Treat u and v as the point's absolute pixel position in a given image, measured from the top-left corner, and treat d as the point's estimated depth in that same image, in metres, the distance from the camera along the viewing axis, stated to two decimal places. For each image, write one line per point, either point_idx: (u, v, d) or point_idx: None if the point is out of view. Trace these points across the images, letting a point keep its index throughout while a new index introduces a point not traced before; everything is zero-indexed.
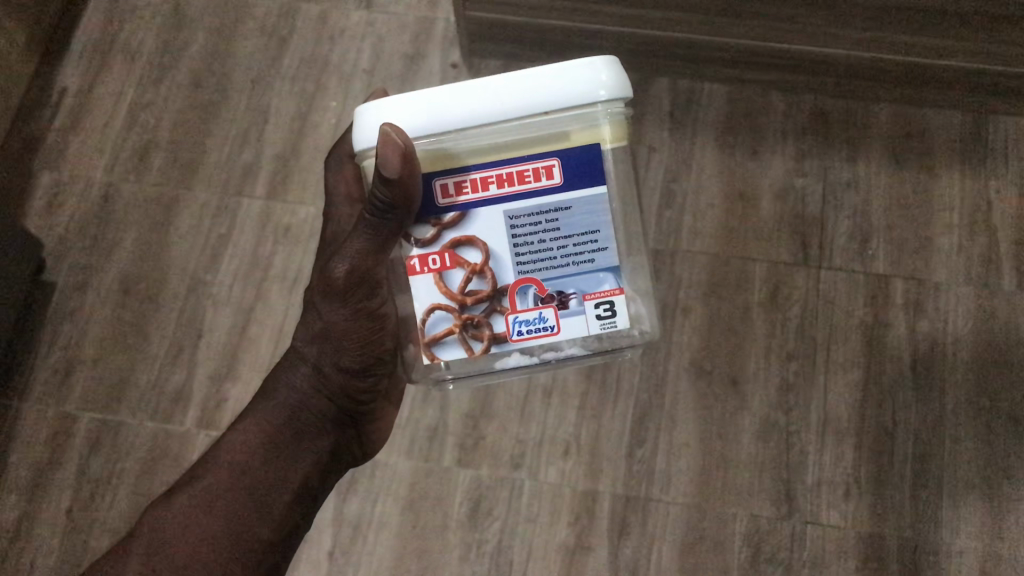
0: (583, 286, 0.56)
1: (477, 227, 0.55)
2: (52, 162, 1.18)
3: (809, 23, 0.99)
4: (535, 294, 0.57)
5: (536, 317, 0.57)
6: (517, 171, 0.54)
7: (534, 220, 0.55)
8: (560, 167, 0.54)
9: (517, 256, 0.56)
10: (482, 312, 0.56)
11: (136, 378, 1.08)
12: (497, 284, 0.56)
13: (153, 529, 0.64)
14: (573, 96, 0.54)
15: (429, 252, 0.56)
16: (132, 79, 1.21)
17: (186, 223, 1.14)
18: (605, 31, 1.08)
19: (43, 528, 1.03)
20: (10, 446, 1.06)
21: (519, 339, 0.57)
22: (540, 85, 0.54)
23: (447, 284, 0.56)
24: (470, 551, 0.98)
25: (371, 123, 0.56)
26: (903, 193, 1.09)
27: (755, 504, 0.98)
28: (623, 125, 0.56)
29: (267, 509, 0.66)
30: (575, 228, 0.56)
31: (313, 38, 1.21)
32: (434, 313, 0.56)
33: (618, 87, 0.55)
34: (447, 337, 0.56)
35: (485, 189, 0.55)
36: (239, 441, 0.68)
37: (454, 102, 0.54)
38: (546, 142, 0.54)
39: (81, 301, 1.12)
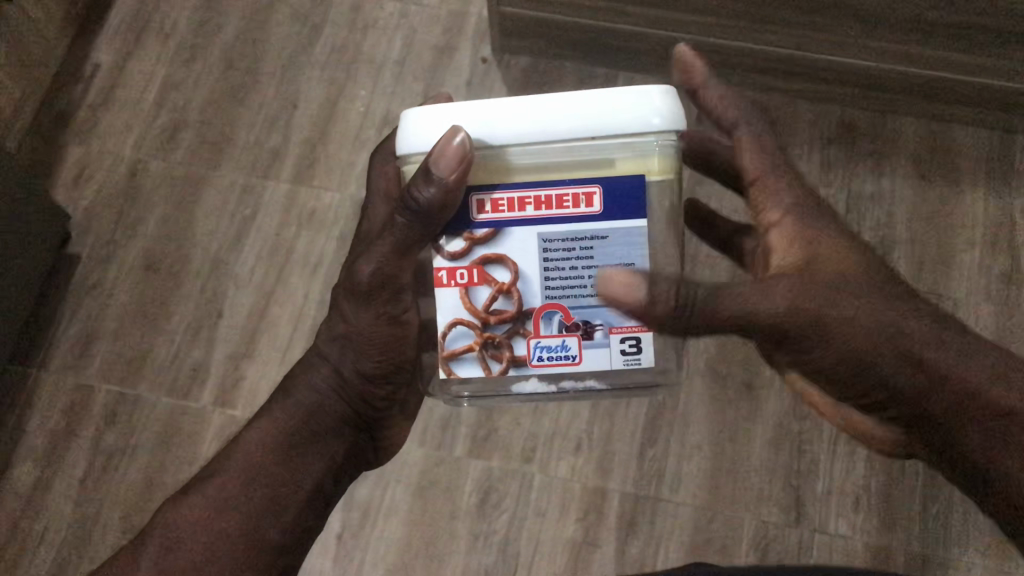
0: (610, 319, 0.57)
1: (510, 245, 0.56)
2: (82, 135, 1.19)
3: (842, 33, 1.01)
4: (560, 320, 0.57)
5: (559, 344, 0.57)
6: (556, 195, 0.55)
7: (568, 246, 0.56)
8: (600, 195, 0.55)
9: (547, 280, 0.56)
10: (504, 332, 0.57)
11: (154, 353, 1.09)
12: (523, 306, 0.57)
13: (167, 524, 0.63)
14: (624, 124, 0.55)
15: (459, 266, 0.57)
16: (164, 58, 1.22)
17: (211, 203, 1.15)
18: (635, 31, 1.09)
19: (55, 496, 1.04)
20: (28, 412, 1.08)
21: (538, 364, 0.58)
22: (595, 110, 0.55)
23: (472, 301, 0.57)
24: (477, 541, 0.98)
25: (426, 128, 0.57)
26: (927, 208, 1.11)
27: (763, 509, 0.98)
28: (672, 158, 0.56)
29: (278, 510, 0.64)
30: (608, 259, 0.56)
31: (346, 26, 1.22)
32: (455, 328, 0.58)
33: (671, 120, 0.55)
34: (466, 353, 0.58)
35: (522, 209, 0.56)
36: (256, 439, 0.66)
37: (506, 119, 0.55)
38: (590, 168, 0.55)
39: (104, 274, 1.13)
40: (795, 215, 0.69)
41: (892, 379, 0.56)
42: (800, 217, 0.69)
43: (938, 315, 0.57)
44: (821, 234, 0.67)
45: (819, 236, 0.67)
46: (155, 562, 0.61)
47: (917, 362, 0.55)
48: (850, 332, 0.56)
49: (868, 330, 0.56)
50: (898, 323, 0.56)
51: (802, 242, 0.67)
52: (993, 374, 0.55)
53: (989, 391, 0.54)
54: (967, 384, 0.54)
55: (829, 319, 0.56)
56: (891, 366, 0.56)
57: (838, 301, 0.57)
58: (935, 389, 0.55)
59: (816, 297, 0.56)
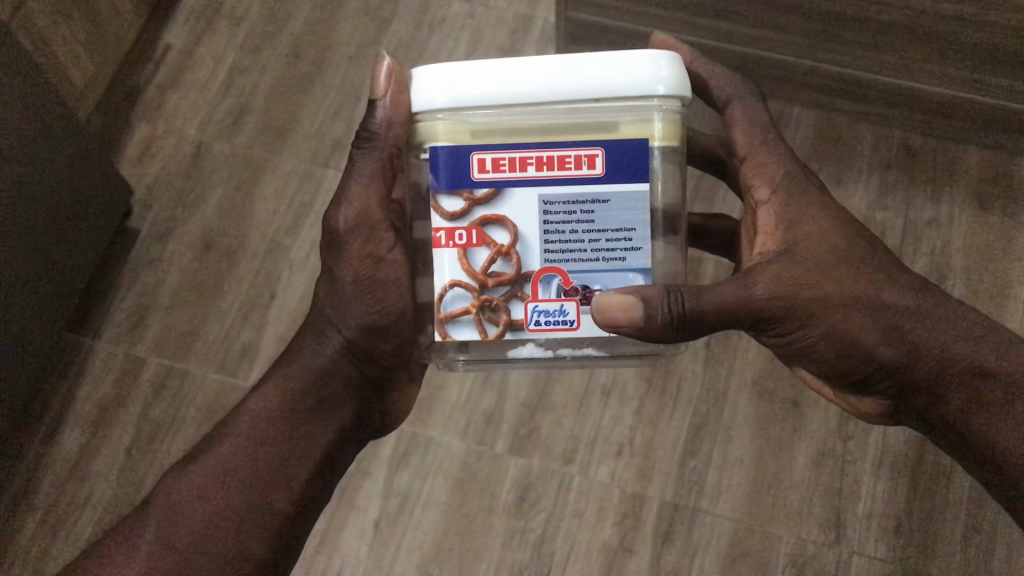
0: (610, 283, 0.53)
1: (509, 207, 0.52)
2: (150, 116, 1.22)
3: (910, 58, 1.01)
4: (559, 284, 0.53)
5: (557, 309, 0.53)
6: (557, 156, 0.51)
7: (569, 209, 0.52)
8: (603, 157, 0.51)
9: (547, 244, 0.52)
10: (501, 296, 0.53)
11: (205, 331, 1.11)
12: (522, 268, 0.53)
13: (168, 494, 0.62)
14: (629, 87, 0.51)
15: (456, 226, 0.52)
16: (233, 44, 1.24)
17: (271, 187, 1.16)
18: (701, 44, 1.10)
19: (101, 464, 1.06)
20: (80, 381, 1.10)
21: (535, 329, 0.54)
22: (597, 71, 0.50)
23: (470, 262, 0.53)
24: (513, 538, 0.98)
25: (424, 87, 0.53)
26: (983, 238, 1.11)
27: (802, 526, 0.97)
28: (676, 125, 0.52)
29: (281, 482, 0.63)
30: (610, 223, 0.52)
31: (413, 23, 1.23)
32: (453, 290, 0.53)
33: (677, 83, 0.51)
34: (463, 316, 0.53)
35: (522, 170, 0.51)
36: (261, 408, 0.65)
37: (506, 76, 0.51)
38: (592, 131, 0.51)
39: (161, 251, 1.16)
40: (787, 192, 0.63)
41: (878, 353, 0.57)
42: (791, 196, 0.62)
43: (913, 279, 0.58)
44: (812, 212, 0.61)
45: (805, 220, 0.60)
46: (158, 532, 0.60)
47: (898, 333, 0.56)
48: (833, 311, 0.56)
49: (847, 306, 0.56)
50: (878, 297, 0.56)
51: (786, 224, 0.61)
52: (968, 337, 0.56)
53: (965, 354, 0.55)
54: (946, 350, 0.56)
55: (811, 299, 0.56)
56: (873, 338, 0.56)
57: (819, 282, 0.56)
58: (918, 358, 0.56)
59: (796, 280, 0.56)
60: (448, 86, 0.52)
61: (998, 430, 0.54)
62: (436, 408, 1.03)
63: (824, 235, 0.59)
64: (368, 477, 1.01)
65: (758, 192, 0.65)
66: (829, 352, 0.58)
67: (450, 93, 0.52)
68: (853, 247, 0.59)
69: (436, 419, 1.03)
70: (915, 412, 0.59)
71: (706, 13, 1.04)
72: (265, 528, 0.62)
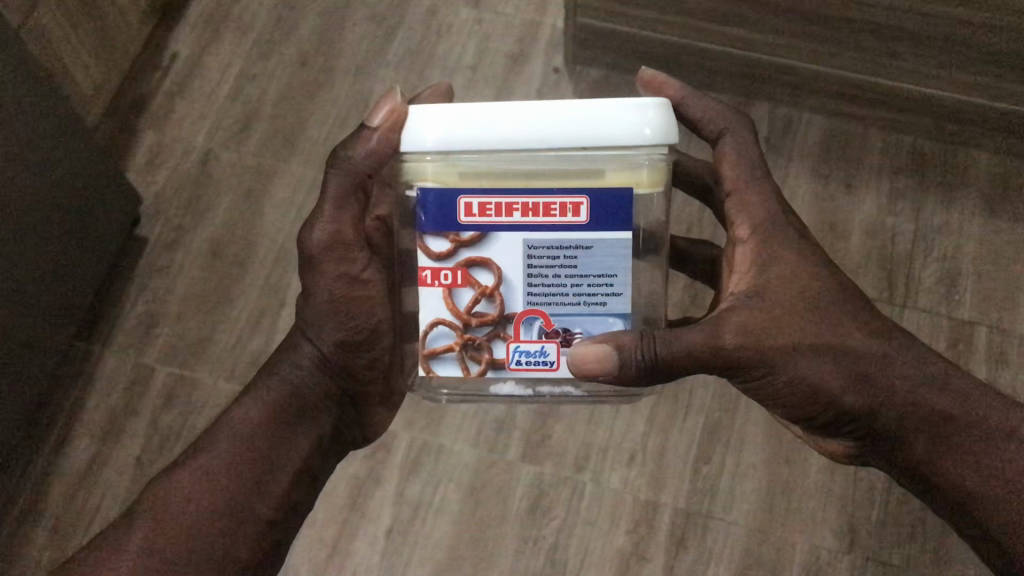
0: (590, 327, 0.55)
1: (494, 249, 0.54)
2: (157, 123, 1.22)
3: (926, 64, 1.01)
4: (540, 326, 0.56)
5: (538, 349, 0.56)
6: (543, 204, 0.53)
7: (552, 255, 0.54)
8: (587, 206, 0.53)
9: (530, 287, 0.55)
10: (484, 335, 0.56)
11: (214, 338, 1.10)
12: (505, 309, 0.55)
13: (153, 501, 0.62)
14: (615, 134, 0.51)
15: (442, 266, 0.55)
16: (240, 51, 1.24)
17: (279, 196, 1.16)
18: (710, 49, 1.10)
19: (111, 472, 1.05)
20: (89, 390, 1.09)
21: (517, 368, 0.56)
22: (584, 119, 0.51)
23: (455, 301, 0.55)
24: (526, 546, 0.98)
25: (414, 130, 0.53)
26: (994, 242, 1.10)
27: (816, 533, 0.97)
28: (661, 170, 0.53)
29: (264, 490, 0.63)
30: (592, 268, 0.54)
31: (420, 30, 1.24)
32: (437, 328, 0.56)
33: (664, 131, 0.52)
34: (446, 353, 0.56)
35: (509, 215, 0.53)
36: (248, 417, 0.64)
37: (495, 123, 0.52)
38: (577, 178, 0.53)
39: (170, 258, 1.15)
40: (765, 234, 0.60)
41: (843, 402, 0.56)
42: (770, 239, 0.60)
43: (881, 325, 0.57)
44: (787, 257, 0.59)
45: (776, 264, 0.58)
46: (143, 538, 0.60)
47: (864, 380, 0.56)
48: (798, 358, 0.55)
49: (814, 353, 0.55)
50: (847, 345, 0.56)
51: (761, 266, 0.58)
52: (931, 383, 0.56)
53: (929, 401, 0.55)
54: (910, 397, 0.56)
55: (776, 349, 0.55)
56: (839, 387, 0.56)
57: (786, 328, 0.55)
58: (883, 405, 0.56)
59: (763, 326, 0.55)
60: (436, 129, 0.53)
61: (965, 470, 0.55)
62: (447, 415, 1.03)
63: (798, 282, 0.57)
64: (380, 485, 1.01)
65: (737, 234, 0.61)
66: (796, 398, 0.57)
67: (439, 138, 0.53)
68: (828, 292, 0.58)
69: (447, 426, 1.03)
70: (879, 454, 0.59)
71: (718, 18, 1.04)
72: (250, 533, 0.62)
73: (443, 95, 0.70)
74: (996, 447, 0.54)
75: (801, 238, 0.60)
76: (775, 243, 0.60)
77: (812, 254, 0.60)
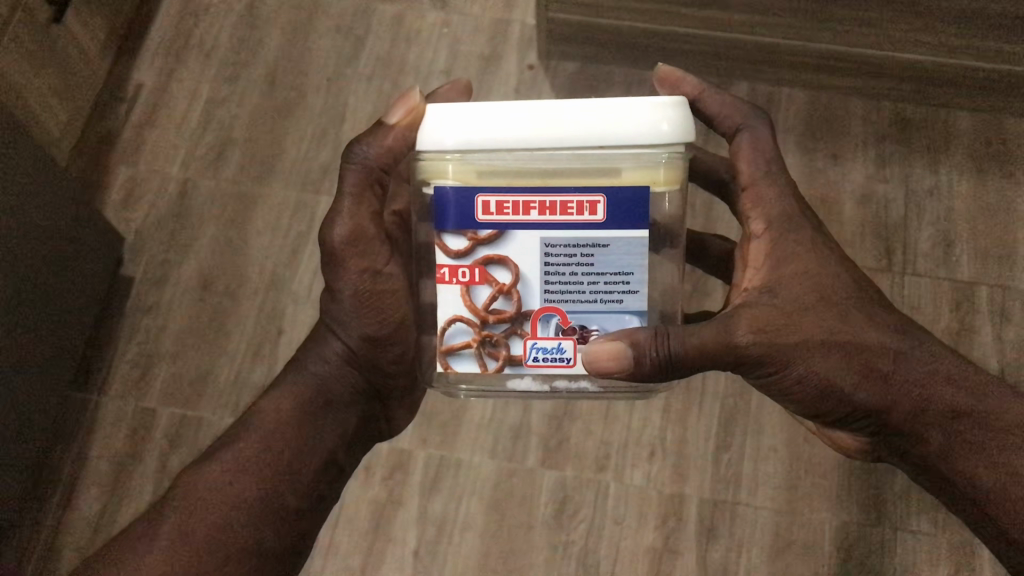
0: (607, 324, 0.54)
1: (511, 247, 0.53)
2: (129, 158, 1.18)
3: (903, 29, 1.01)
4: (557, 324, 0.54)
5: (555, 346, 0.54)
6: (560, 202, 0.52)
7: (568, 252, 0.53)
8: (604, 204, 0.52)
9: (547, 284, 0.53)
10: (502, 331, 0.55)
11: (214, 373, 1.08)
12: (522, 307, 0.54)
13: (187, 492, 0.60)
14: (635, 132, 0.51)
15: (460, 264, 0.53)
16: (206, 76, 1.21)
17: (264, 219, 1.13)
18: (687, 33, 1.09)
19: (124, 522, 1.02)
20: (90, 439, 1.06)
21: (534, 365, 0.55)
22: (604, 117, 0.51)
23: (472, 298, 0.54)
24: (557, 552, 0.97)
25: (436, 127, 0.52)
26: (985, 200, 1.11)
27: (843, 508, 0.97)
28: (679, 169, 0.52)
29: (290, 481, 0.62)
30: (608, 267, 0.53)
31: (389, 38, 1.21)
32: (455, 324, 0.55)
33: (681, 129, 0.51)
34: (464, 350, 0.55)
35: (525, 214, 0.52)
36: (276, 410, 0.64)
37: (515, 120, 0.51)
38: (594, 176, 0.51)
39: (159, 296, 1.12)
40: (782, 229, 0.59)
41: (856, 399, 0.56)
42: (786, 235, 0.59)
43: (895, 322, 0.57)
44: (803, 253, 0.58)
45: (792, 259, 0.57)
46: (179, 525, 0.59)
47: (877, 377, 0.55)
48: (810, 355, 0.54)
49: (828, 349, 0.55)
50: (861, 343, 0.55)
51: (775, 261, 0.57)
52: (947, 379, 0.56)
53: (945, 395, 0.56)
54: (928, 393, 0.55)
55: (787, 344, 0.54)
56: (851, 384, 0.55)
57: (799, 325, 0.55)
58: (898, 400, 0.56)
59: (773, 323, 0.54)
60: (455, 128, 0.51)
61: (981, 469, 0.55)
62: (461, 429, 1.01)
63: (811, 279, 0.57)
64: (402, 507, 0.99)
65: (749, 228, 0.61)
66: (807, 394, 0.57)
67: (457, 135, 0.51)
68: (846, 290, 0.57)
69: (463, 440, 1.01)
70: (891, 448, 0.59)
71: (694, 3, 1.02)
72: (278, 524, 0.61)
73: (462, 91, 0.67)
74: (1010, 442, 0.54)
75: (816, 235, 0.59)
76: (791, 240, 0.58)
77: (826, 250, 0.59)
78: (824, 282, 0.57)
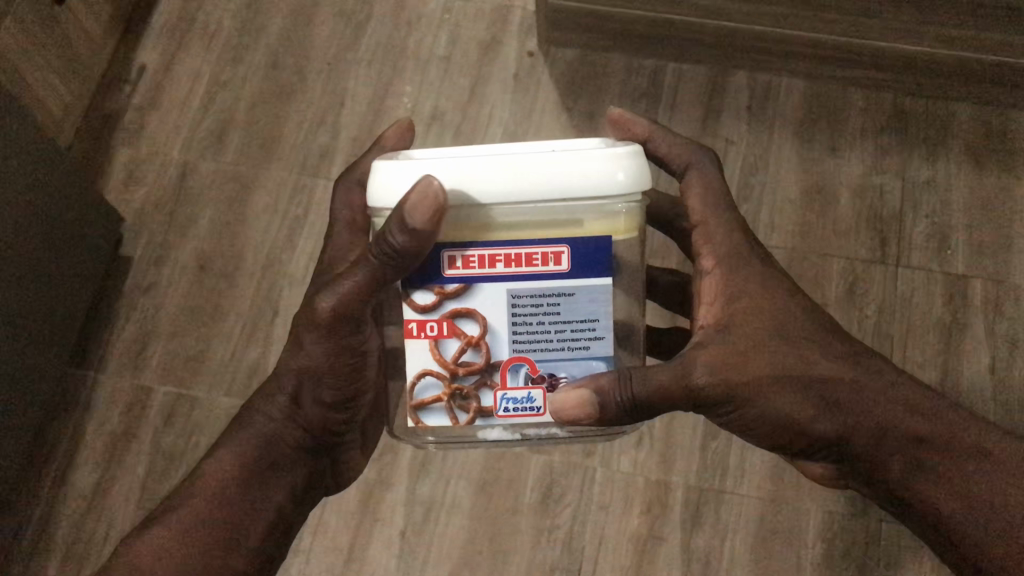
0: (575, 371, 0.54)
1: (478, 300, 0.52)
2: (131, 139, 1.20)
3: (904, 21, 0.99)
4: (526, 372, 0.53)
5: (525, 396, 0.53)
6: (525, 254, 0.51)
7: (535, 302, 0.52)
8: (568, 254, 0.51)
9: (515, 334, 0.53)
10: (472, 383, 0.53)
11: (210, 354, 1.09)
12: (491, 357, 0.53)
13: (129, 553, 0.61)
14: (595, 185, 0.49)
15: (427, 318, 0.53)
16: (209, 59, 1.22)
17: (262, 202, 1.15)
18: (686, 22, 1.09)
19: (118, 498, 1.04)
20: (87, 415, 1.08)
21: (505, 415, 0.54)
22: (565, 171, 0.49)
23: (441, 352, 0.53)
24: (542, 536, 0.98)
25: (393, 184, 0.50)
26: (982, 193, 1.10)
27: (830, 499, 0.97)
28: (636, 215, 0.52)
29: (241, 544, 0.63)
30: (575, 315, 0.53)
31: (390, 24, 1.22)
32: (425, 378, 0.53)
33: (639, 179, 0.50)
34: (434, 403, 0.54)
35: (491, 266, 0.51)
36: (219, 468, 0.64)
37: (475, 179, 0.49)
38: (557, 229, 0.50)
39: (156, 276, 1.14)
40: (732, 265, 0.60)
41: (814, 431, 0.56)
42: (737, 272, 0.60)
43: (848, 350, 0.58)
44: (754, 290, 0.58)
45: (744, 296, 0.58)
46: None
47: (835, 408, 0.56)
48: (766, 392, 0.55)
49: (780, 385, 0.55)
50: (816, 377, 0.56)
51: (726, 298, 0.58)
52: (907, 408, 0.56)
53: (902, 424, 0.56)
54: (886, 423, 0.56)
55: (741, 382, 0.55)
56: (808, 416, 0.56)
57: (753, 362, 0.55)
58: (855, 433, 0.56)
59: (728, 363, 0.55)
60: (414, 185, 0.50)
61: (941, 496, 0.55)
62: None
63: (764, 315, 0.57)
64: (390, 488, 1.00)
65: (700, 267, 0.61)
66: (766, 429, 0.57)
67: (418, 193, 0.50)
68: (800, 323, 0.58)
69: None
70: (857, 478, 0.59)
71: None
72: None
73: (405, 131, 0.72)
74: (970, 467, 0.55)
75: (765, 267, 0.60)
76: (741, 277, 0.59)
77: (775, 284, 0.59)
78: (777, 319, 0.57)
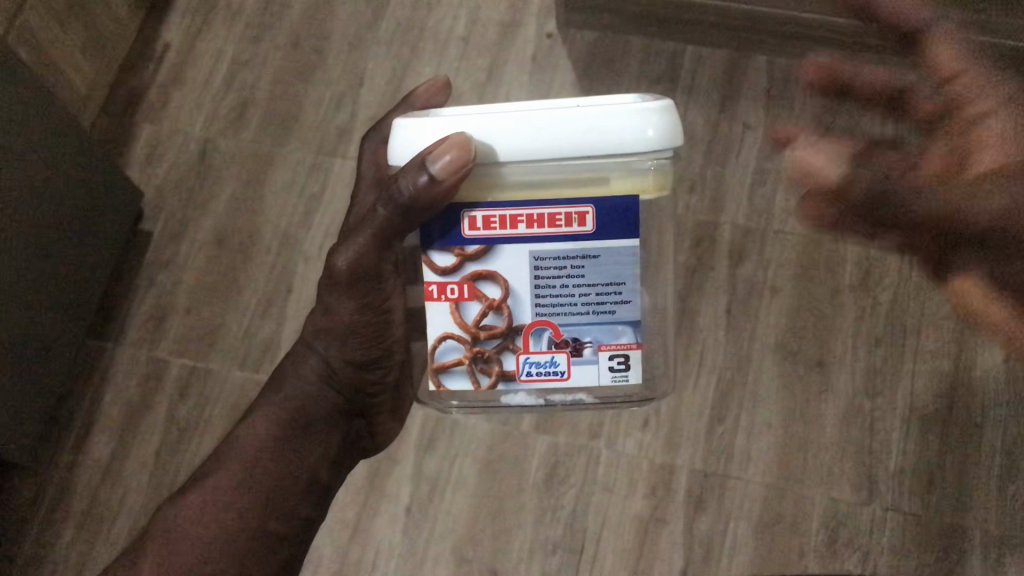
0: (600, 335, 0.54)
1: (500, 262, 0.52)
2: (154, 116, 1.22)
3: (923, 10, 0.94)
4: (550, 336, 0.54)
5: (548, 360, 0.54)
6: (548, 214, 0.51)
7: (559, 264, 0.52)
8: (593, 215, 0.51)
9: (537, 297, 0.53)
10: (494, 346, 0.54)
11: (225, 327, 1.11)
12: (513, 321, 0.54)
13: (167, 528, 0.64)
14: (620, 140, 0.49)
15: (449, 280, 0.53)
16: (232, 37, 1.23)
17: (280, 180, 1.16)
18: None
19: (133, 466, 1.07)
20: (106, 385, 1.11)
21: (528, 380, 0.55)
22: (588, 126, 0.49)
23: (463, 315, 0.54)
24: (545, 515, 0.99)
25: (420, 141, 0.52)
26: None
27: (835, 484, 0.98)
28: (667, 173, 0.51)
29: (274, 512, 0.65)
30: (599, 277, 0.53)
31: (410, 3, 1.22)
32: (446, 341, 0.54)
33: (667, 134, 0.49)
34: (456, 366, 0.55)
35: (514, 227, 0.51)
36: (250, 437, 0.67)
37: (498, 136, 0.49)
38: (582, 187, 0.50)
39: (176, 250, 1.16)
40: None
41: None
42: None
43: None
44: None
45: None
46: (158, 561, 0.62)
47: None
48: None
49: None
50: None
51: None
52: None
53: None
54: None
55: None
56: None
57: None
58: None
59: None
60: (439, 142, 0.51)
61: None
62: None
63: None
64: (396, 464, 1.01)
65: None
66: None
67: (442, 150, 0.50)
68: None
69: None
70: None
71: None
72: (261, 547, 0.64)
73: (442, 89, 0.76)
74: None
75: None
76: None
77: None
78: None
